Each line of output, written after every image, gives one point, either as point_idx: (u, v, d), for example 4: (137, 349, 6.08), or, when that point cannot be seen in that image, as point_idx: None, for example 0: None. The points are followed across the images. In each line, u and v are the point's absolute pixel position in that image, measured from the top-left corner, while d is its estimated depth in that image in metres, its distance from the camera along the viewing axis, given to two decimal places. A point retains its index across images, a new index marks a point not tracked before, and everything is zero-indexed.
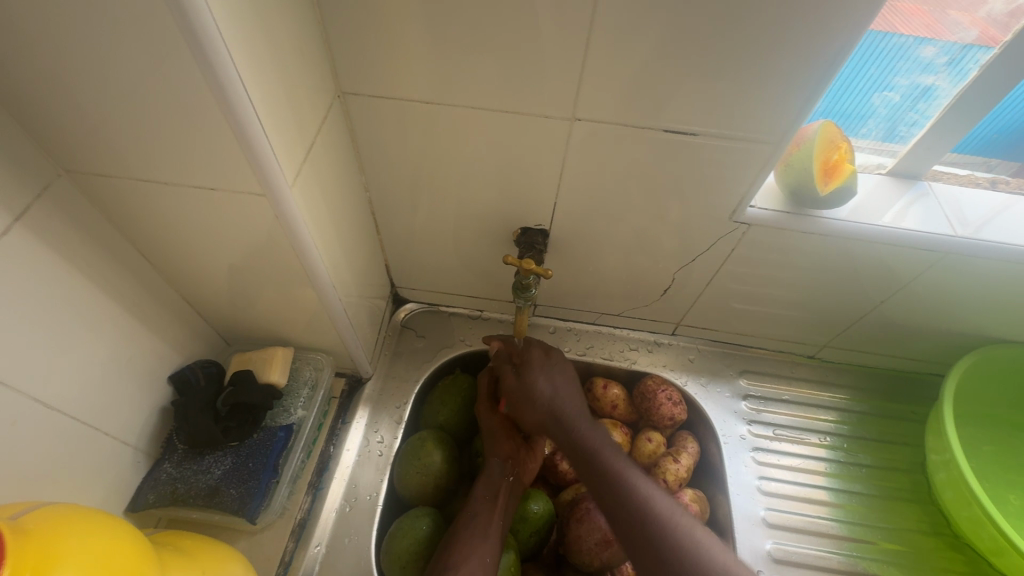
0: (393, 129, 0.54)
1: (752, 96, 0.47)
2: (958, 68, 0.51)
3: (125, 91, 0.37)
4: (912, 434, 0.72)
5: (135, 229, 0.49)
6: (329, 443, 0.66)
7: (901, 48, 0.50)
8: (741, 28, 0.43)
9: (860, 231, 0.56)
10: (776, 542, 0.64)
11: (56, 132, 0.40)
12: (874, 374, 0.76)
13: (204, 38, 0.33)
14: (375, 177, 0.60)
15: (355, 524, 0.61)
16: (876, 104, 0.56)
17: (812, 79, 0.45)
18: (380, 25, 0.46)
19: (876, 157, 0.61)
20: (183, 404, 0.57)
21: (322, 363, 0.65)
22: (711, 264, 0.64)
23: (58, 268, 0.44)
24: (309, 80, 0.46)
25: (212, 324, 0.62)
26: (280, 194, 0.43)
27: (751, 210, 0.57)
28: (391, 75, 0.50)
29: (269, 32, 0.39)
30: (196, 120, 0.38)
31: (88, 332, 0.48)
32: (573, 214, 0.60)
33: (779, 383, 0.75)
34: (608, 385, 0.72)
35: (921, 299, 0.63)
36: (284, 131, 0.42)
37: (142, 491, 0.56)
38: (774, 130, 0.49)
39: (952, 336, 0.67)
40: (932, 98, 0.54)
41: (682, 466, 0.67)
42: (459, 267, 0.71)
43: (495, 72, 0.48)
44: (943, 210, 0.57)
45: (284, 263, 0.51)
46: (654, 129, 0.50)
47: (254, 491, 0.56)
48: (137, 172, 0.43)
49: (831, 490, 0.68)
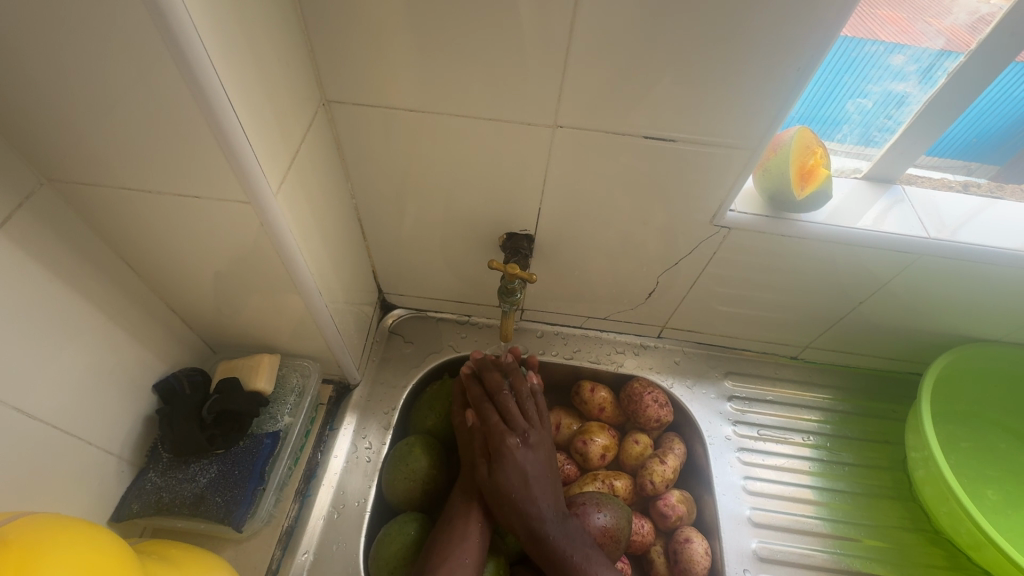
0: (378, 136, 0.55)
1: (729, 104, 0.48)
2: (928, 77, 0.53)
3: (110, 101, 0.37)
4: (892, 432, 0.74)
5: (119, 237, 0.49)
6: (316, 450, 0.65)
7: (873, 56, 0.52)
8: (716, 38, 0.44)
9: (837, 234, 0.57)
10: (762, 541, 0.65)
11: (40, 142, 0.40)
12: (857, 374, 0.77)
13: (188, 49, 0.33)
14: (361, 184, 0.60)
15: (343, 531, 0.61)
16: (850, 111, 0.57)
17: (787, 87, 0.47)
18: (364, 35, 0.47)
19: (852, 161, 0.62)
20: (168, 412, 0.57)
21: (309, 370, 0.65)
22: (694, 267, 0.65)
23: (41, 276, 0.44)
24: (293, 89, 0.46)
25: (198, 332, 0.62)
26: (265, 202, 0.44)
27: (731, 214, 0.58)
28: (376, 84, 0.50)
29: (253, 42, 0.39)
30: (179, 128, 0.38)
31: (71, 340, 0.48)
32: (558, 219, 0.61)
33: (764, 384, 0.76)
34: (595, 388, 0.73)
35: (898, 299, 0.64)
36: (268, 140, 0.43)
37: (126, 500, 0.56)
38: (751, 136, 0.51)
39: (931, 335, 0.69)
40: (904, 106, 0.55)
41: (669, 467, 0.68)
42: (446, 272, 0.71)
43: (479, 80, 0.49)
44: (916, 213, 0.59)
45: (269, 270, 0.51)
46: (635, 136, 0.51)
47: (240, 499, 0.56)
48: (121, 181, 0.43)
49: (815, 489, 0.69)
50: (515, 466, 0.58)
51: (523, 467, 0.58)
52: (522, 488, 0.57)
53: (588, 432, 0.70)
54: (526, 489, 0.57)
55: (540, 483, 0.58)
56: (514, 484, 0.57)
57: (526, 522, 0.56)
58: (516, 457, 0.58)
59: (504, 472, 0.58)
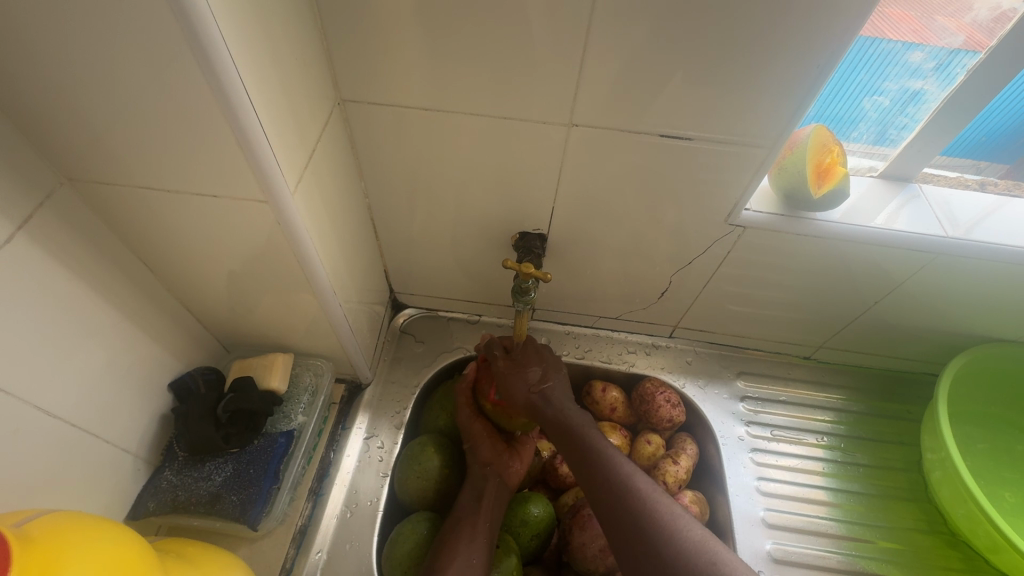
0: (392, 136, 0.55)
1: (746, 101, 0.48)
2: (945, 73, 0.52)
3: (131, 102, 0.37)
4: (906, 433, 0.73)
5: (136, 236, 0.49)
6: (329, 449, 0.66)
7: (890, 53, 0.52)
8: (733, 36, 0.44)
9: (853, 232, 0.57)
10: (776, 542, 0.65)
11: (60, 142, 0.40)
12: (871, 374, 0.76)
13: (209, 47, 0.34)
14: (374, 183, 0.60)
15: (356, 530, 0.61)
16: (866, 109, 0.57)
17: (804, 84, 0.46)
18: (380, 35, 0.47)
19: (867, 160, 0.62)
20: (184, 411, 0.57)
21: (321, 369, 0.66)
22: (707, 266, 0.65)
23: (60, 275, 0.44)
24: (309, 88, 0.46)
25: (212, 331, 0.62)
26: (282, 201, 0.44)
27: (746, 213, 0.58)
28: (390, 84, 0.50)
29: (271, 41, 0.40)
30: (199, 128, 0.38)
31: (89, 339, 0.48)
32: (571, 219, 0.61)
33: (776, 384, 0.76)
34: (607, 387, 0.73)
35: (913, 299, 0.64)
36: (286, 140, 0.43)
37: (142, 499, 0.56)
38: (767, 135, 0.50)
39: (948, 335, 0.68)
40: (921, 103, 0.55)
41: (681, 467, 0.68)
42: (458, 272, 0.71)
43: (494, 79, 0.48)
44: (933, 212, 0.58)
45: (284, 270, 0.51)
46: (650, 135, 0.51)
47: (255, 498, 0.56)
48: (139, 181, 0.43)
49: (829, 489, 0.68)
50: (521, 376, 0.61)
51: (530, 373, 0.62)
52: (532, 393, 0.60)
53: (599, 432, 0.70)
54: (538, 393, 0.61)
55: (549, 387, 0.62)
56: (524, 392, 0.60)
57: (543, 424, 0.59)
58: (522, 368, 0.62)
59: (512, 376, 0.61)
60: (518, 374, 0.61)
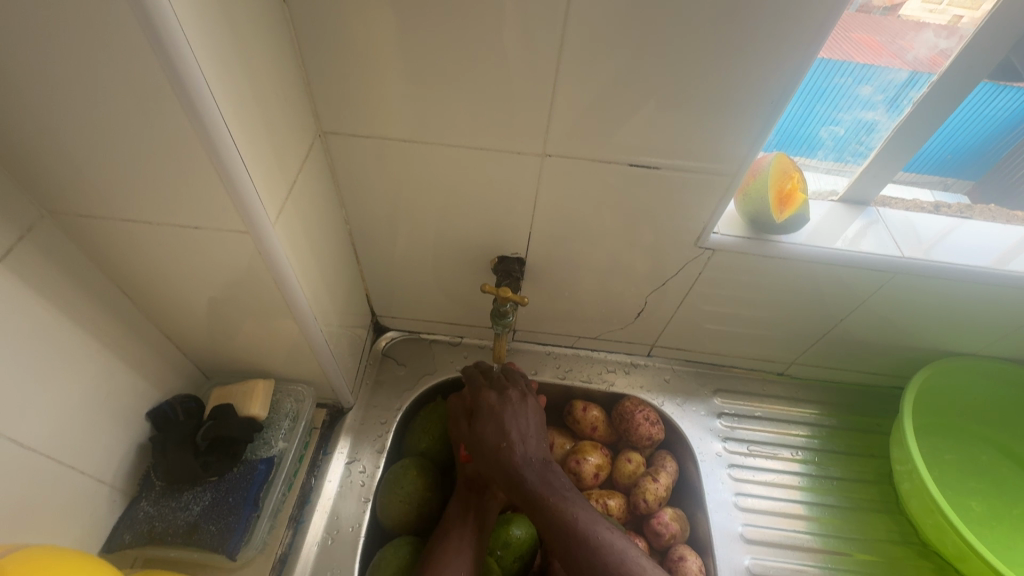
0: (371, 165, 0.56)
1: (709, 134, 0.51)
2: (895, 105, 0.55)
3: (114, 137, 0.38)
4: (878, 446, 0.75)
5: (116, 266, 0.49)
6: (310, 475, 0.65)
7: (841, 87, 0.55)
8: (692, 73, 0.46)
9: (817, 254, 0.60)
10: (754, 557, 0.66)
11: (41, 175, 0.41)
12: (842, 389, 0.79)
13: (193, 88, 0.35)
14: (355, 211, 0.62)
15: (337, 557, 0.60)
16: (823, 137, 0.60)
17: (762, 116, 0.49)
18: (359, 71, 0.49)
19: (829, 184, 0.65)
20: (162, 439, 0.57)
21: (303, 395, 0.66)
22: (681, 287, 0.67)
23: (39, 305, 0.44)
24: (290, 122, 0.48)
25: (192, 358, 0.62)
26: (264, 231, 0.45)
27: (715, 236, 0.60)
28: (370, 116, 0.52)
29: (252, 77, 0.41)
30: (183, 162, 0.40)
31: (67, 369, 0.48)
32: (548, 243, 0.63)
33: (751, 401, 0.77)
34: (587, 407, 0.74)
35: (877, 316, 0.67)
36: (266, 169, 0.44)
37: (118, 530, 0.55)
38: (731, 162, 0.53)
39: (912, 350, 0.71)
40: (874, 132, 0.58)
41: (661, 485, 0.69)
42: (439, 295, 0.72)
43: (468, 112, 0.51)
44: (891, 234, 0.61)
45: (265, 296, 0.52)
46: (621, 164, 0.54)
47: (234, 527, 0.56)
48: (121, 213, 0.44)
49: (805, 503, 0.70)
50: (493, 420, 0.60)
51: (502, 417, 0.60)
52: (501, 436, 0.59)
53: (581, 451, 0.70)
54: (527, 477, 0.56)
55: (523, 432, 0.59)
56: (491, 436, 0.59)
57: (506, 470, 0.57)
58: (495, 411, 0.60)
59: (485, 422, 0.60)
60: (496, 422, 0.59)
